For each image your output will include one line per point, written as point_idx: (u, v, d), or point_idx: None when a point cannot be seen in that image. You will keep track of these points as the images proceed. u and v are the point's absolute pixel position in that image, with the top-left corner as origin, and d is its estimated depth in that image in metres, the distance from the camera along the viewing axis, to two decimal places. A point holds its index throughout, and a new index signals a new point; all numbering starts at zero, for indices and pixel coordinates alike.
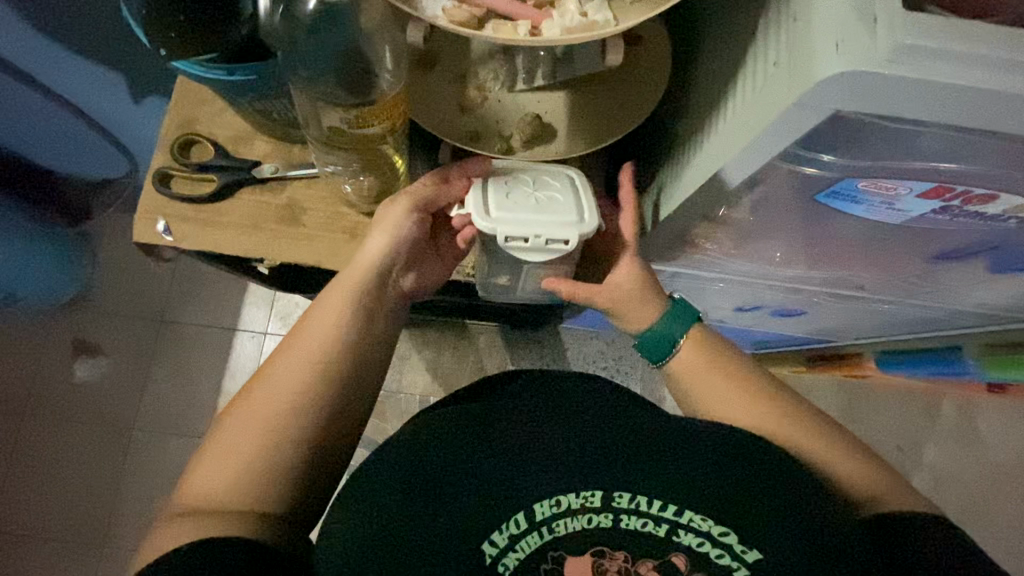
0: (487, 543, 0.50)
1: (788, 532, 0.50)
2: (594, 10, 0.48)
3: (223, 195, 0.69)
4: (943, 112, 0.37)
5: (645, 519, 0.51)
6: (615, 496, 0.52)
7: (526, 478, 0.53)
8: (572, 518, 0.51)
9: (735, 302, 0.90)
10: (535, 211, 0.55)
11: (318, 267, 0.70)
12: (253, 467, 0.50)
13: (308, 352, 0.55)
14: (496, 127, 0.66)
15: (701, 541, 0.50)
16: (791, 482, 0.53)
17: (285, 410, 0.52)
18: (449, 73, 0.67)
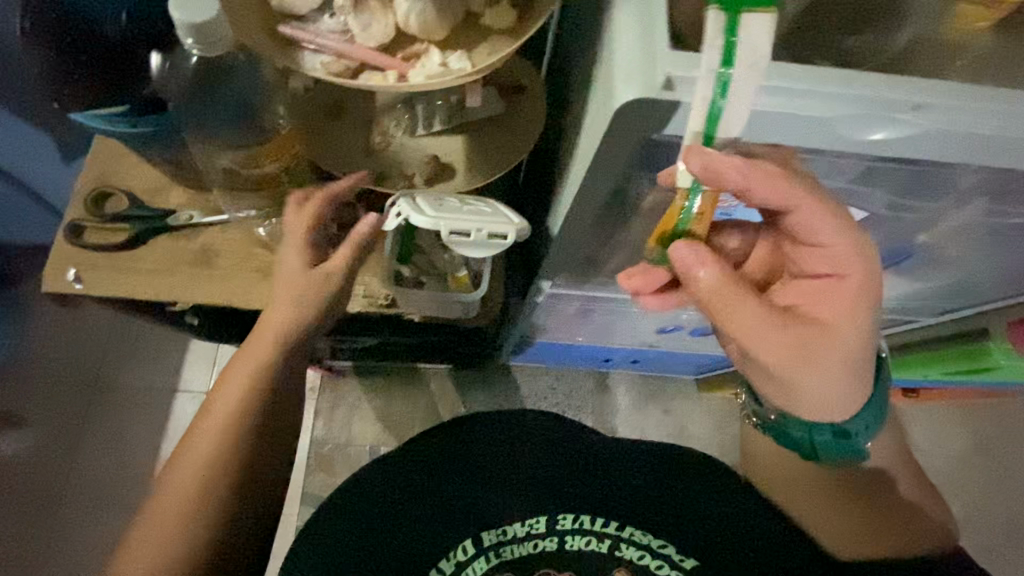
0: (439, 568, 0.61)
1: (706, 536, 0.63)
2: (451, 59, 0.54)
3: (136, 243, 0.75)
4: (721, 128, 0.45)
5: (589, 537, 0.63)
6: (557, 521, 0.63)
7: (480, 506, 0.65)
8: (518, 544, 0.62)
9: (658, 323, 1.18)
10: (471, 212, 0.62)
11: (232, 305, 0.76)
12: (191, 526, 0.56)
13: (229, 416, 0.60)
14: (400, 167, 0.77)
15: (642, 553, 0.62)
16: (712, 495, 0.66)
17: (205, 474, 0.58)
18: (357, 123, 0.78)
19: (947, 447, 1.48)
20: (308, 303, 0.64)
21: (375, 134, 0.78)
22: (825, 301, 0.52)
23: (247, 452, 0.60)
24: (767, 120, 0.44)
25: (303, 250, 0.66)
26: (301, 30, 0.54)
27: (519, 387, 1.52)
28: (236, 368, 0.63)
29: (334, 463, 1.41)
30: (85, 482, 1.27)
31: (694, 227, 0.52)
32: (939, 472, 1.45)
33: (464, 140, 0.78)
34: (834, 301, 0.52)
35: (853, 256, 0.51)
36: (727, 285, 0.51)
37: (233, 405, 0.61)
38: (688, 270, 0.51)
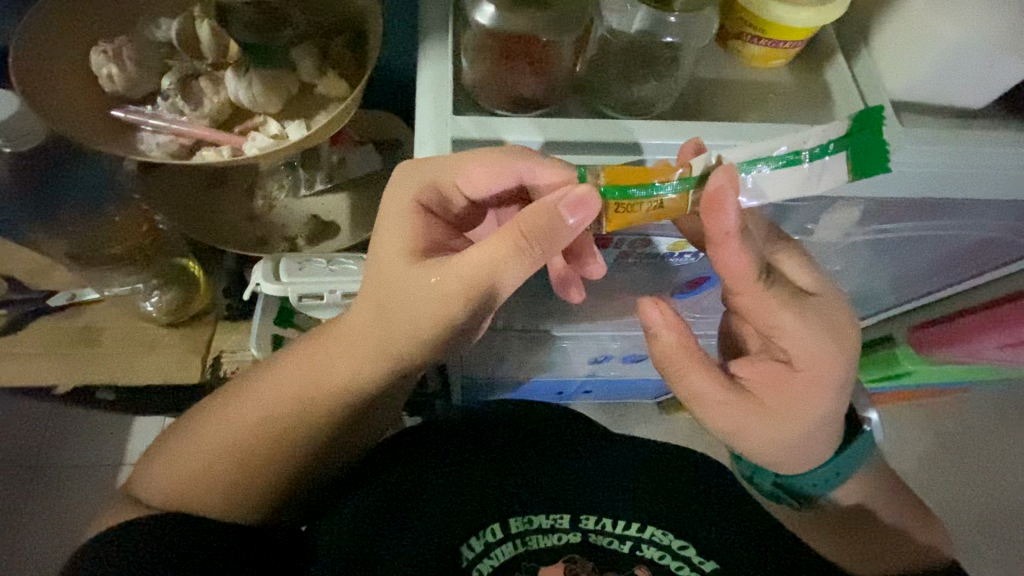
0: (465, 546, 0.56)
1: (730, 536, 0.59)
2: (284, 129, 0.56)
3: (17, 328, 0.74)
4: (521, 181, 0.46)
5: (612, 537, 0.58)
6: (582, 518, 0.59)
7: (515, 489, 0.60)
8: (543, 535, 0.57)
9: (589, 356, 1.08)
10: (329, 274, 0.66)
11: (115, 383, 0.74)
12: (213, 486, 0.53)
13: (274, 397, 0.54)
14: (281, 229, 0.77)
15: (663, 554, 0.57)
16: (741, 507, 0.62)
17: (264, 412, 0.53)
18: (238, 189, 0.79)
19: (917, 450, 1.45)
20: (394, 238, 0.51)
21: (258, 199, 0.78)
22: (776, 385, 0.57)
23: (321, 412, 0.54)
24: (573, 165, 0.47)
25: (488, 250, 0.47)
26: (136, 112, 0.55)
27: None
28: (330, 370, 0.53)
29: None
30: None
31: (644, 205, 0.43)
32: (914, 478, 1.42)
33: (346, 198, 0.79)
34: (780, 386, 0.57)
35: (815, 355, 0.54)
36: (682, 352, 0.56)
37: (284, 398, 0.53)
38: (652, 328, 0.57)
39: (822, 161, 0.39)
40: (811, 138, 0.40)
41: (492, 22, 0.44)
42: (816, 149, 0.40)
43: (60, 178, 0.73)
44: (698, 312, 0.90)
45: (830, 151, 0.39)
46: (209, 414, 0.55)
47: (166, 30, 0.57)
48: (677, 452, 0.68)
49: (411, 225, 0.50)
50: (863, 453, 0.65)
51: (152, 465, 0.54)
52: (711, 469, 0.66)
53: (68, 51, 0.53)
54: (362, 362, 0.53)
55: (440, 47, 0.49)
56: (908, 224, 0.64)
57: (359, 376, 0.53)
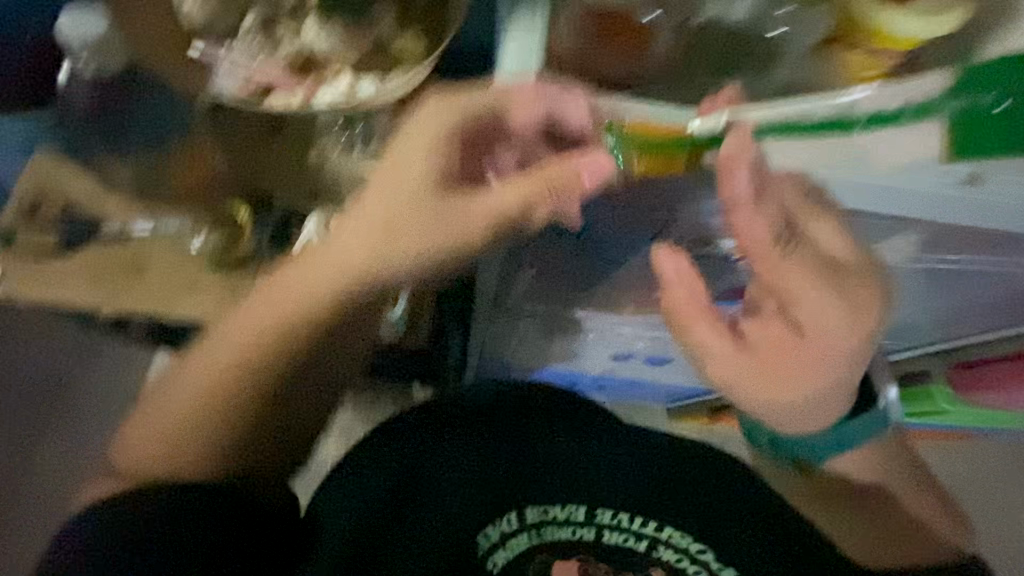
0: (481, 537, 0.67)
1: (735, 534, 0.70)
2: (358, 83, 0.55)
3: (68, 251, 0.76)
4: None
5: (626, 534, 0.67)
6: (598, 514, 0.69)
7: (528, 485, 0.72)
8: (560, 528, 0.67)
9: (612, 351, 1.07)
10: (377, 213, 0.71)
11: (156, 314, 0.76)
12: (194, 445, 0.58)
13: (253, 327, 0.56)
14: (333, 185, 0.77)
15: (680, 557, 0.66)
16: (737, 498, 0.74)
17: (246, 343, 0.56)
18: (293, 140, 0.79)
19: None
20: (397, 186, 0.51)
21: (311, 152, 0.78)
22: (780, 352, 0.61)
23: (308, 329, 0.56)
24: None
25: (514, 193, 0.52)
26: (212, 55, 0.55)
27: None
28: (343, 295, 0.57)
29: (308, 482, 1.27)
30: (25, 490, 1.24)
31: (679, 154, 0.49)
32: None
33: None
34: (800, 369, 0.60)
35: (827, 332, 0.58)
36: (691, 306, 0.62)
37: (264, 324, 0.56)
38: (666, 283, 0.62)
39: (924, 113, 0.44)
40: (914, 92, 0.44)
41: None
42: (917, 105, 0.44)
43: (130, 106, 0.76)
44: None
45: (930, 109, 0.44)
46: (198, 349, 0.59)
47: None
48: (684, 457, 0.78)
49: (427, 166, 0.51)
50: (868, 433, 0.69)
51: (152, 406, 0.59)
52: (708, 456, 0.79)
53: None
54: (344, 299, 0.55)
55: (528, 16, 0.47)
56: (971, 256, 0.62)
57: (288, 332, 0.56)
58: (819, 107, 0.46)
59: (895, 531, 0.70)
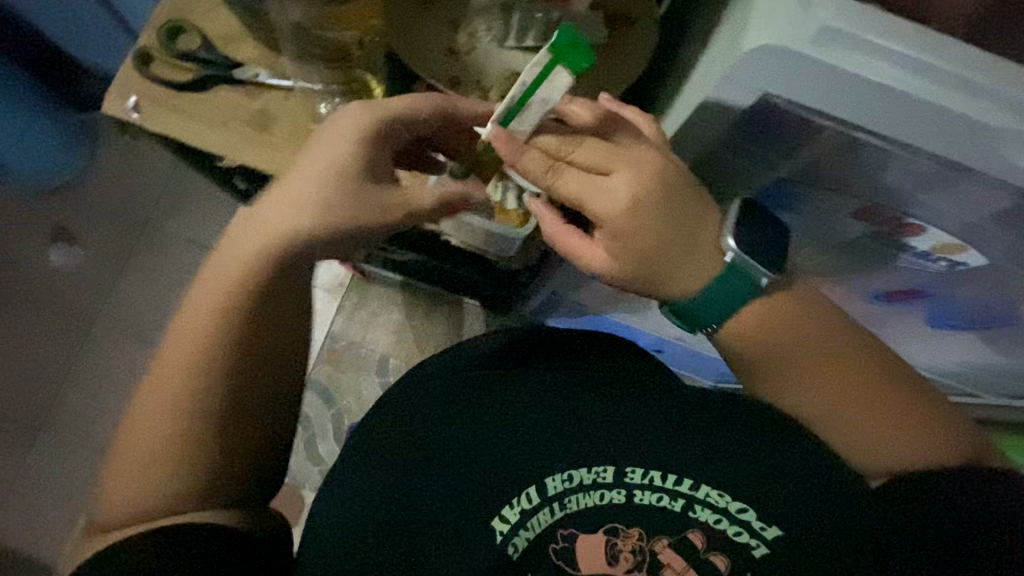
0: (500, 519, 0.52)
1: (795, 500, 0.52)
2: None
3: (198, 87, 0.73)
4: (842, 104, 0.39)
5: (659, 493, 0.53)
6: (626, 472, 0.54)
7: (524, 455, 0.56)
8: (585, 494, 0.53)
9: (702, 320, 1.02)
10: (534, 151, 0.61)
11: (274, 175, 0.73)
12: (159, 469, 0.54)
13: (194, 336, 0.55)
14: (478, 76, 0.70)
15: (719, 518, 0.51)
16: (812, 478, 0.53)
17: (202, 334, 0.56)
18: (445, 16, 0.71)
19: None
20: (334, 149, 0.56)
21: (462, 34, 0.71)
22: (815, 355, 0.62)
23: (245, 304, 0.56)
24: (918, 103, 0.38)
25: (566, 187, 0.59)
26: None
27: None
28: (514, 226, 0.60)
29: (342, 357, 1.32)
30: (118, 312, 1.38)
31: None
32: None
33: None
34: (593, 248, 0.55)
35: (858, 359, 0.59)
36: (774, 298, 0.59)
37: (201, 317, 0.56)
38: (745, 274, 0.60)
39: None
40: None
41: None
42: None
43: None
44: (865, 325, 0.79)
45: None
46: (138, 407, 0.56)
47: None
48: (726, 400, 0.59)
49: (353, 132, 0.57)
50: (730, 304, 0.55)
51: (114, 478, 0.55)
52: (768, 417, 0.56)
53: None
54: (264, 280, 0.56)
55: None
56: None
57: (218, 333, 0.56)
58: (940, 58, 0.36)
59: (828, 400, 0.58)
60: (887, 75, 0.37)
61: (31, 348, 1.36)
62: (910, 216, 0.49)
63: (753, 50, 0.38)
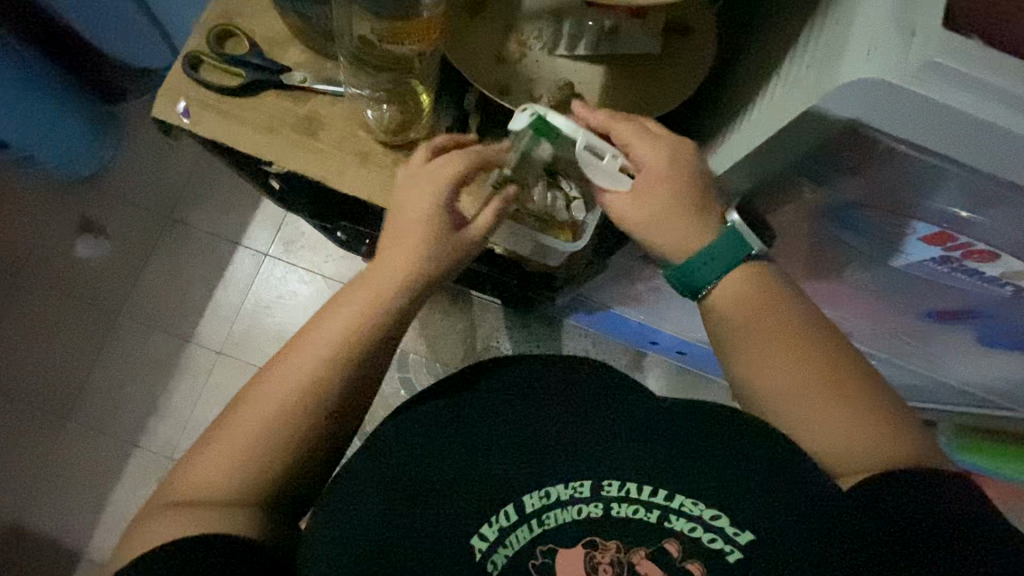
0: (477, 538, 0.48)
1: (765, 509, 0.48)
2: None
3: (247, 92, 0.73)
4: (942, 140, 0.37)
5: (636, 505, 0.49)
6: (603, 484, 0.50)
7: (499, 466, 0.51)
8: (562, 510, 0.49)
9: None
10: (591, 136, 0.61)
11: (321, 181, 0.73)
12: (256, 461, 0.53)
13: (329, 346, 0.57)
14: (528, 84, 0.69)
15: (693, 526, 0.48)
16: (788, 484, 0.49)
17: (330, 350, 0.56)
18: (496, 24, 0.70)
19: None
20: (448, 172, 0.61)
21: (512, 41, 0.70)
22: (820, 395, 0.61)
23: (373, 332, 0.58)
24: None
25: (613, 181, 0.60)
26: None
27: (554, 341, 1.34)
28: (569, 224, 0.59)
29: None
30: (145, 307, 1.35)
31: None
32: None
33: (603, 74, 0.69)
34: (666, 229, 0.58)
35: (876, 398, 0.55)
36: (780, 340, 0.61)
37: (338, 334, 0.57)
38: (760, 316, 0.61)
39: None
40: None
41: None
42: None
43: None
44: (906, 339, 0.80)
45: None
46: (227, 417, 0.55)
47: None
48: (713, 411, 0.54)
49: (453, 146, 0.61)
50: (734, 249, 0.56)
51: (188, 466, 0.54)
52: (735, 426, 0.52)
53: None
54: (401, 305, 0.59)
55: None
56: None
57: (343, 360, 0.57)
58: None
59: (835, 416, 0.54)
60: (998, 113, 0.34)
61: (48, 337, 1.32)
62: (984, 243, 0.47)
63: (853, 80, 0.35)
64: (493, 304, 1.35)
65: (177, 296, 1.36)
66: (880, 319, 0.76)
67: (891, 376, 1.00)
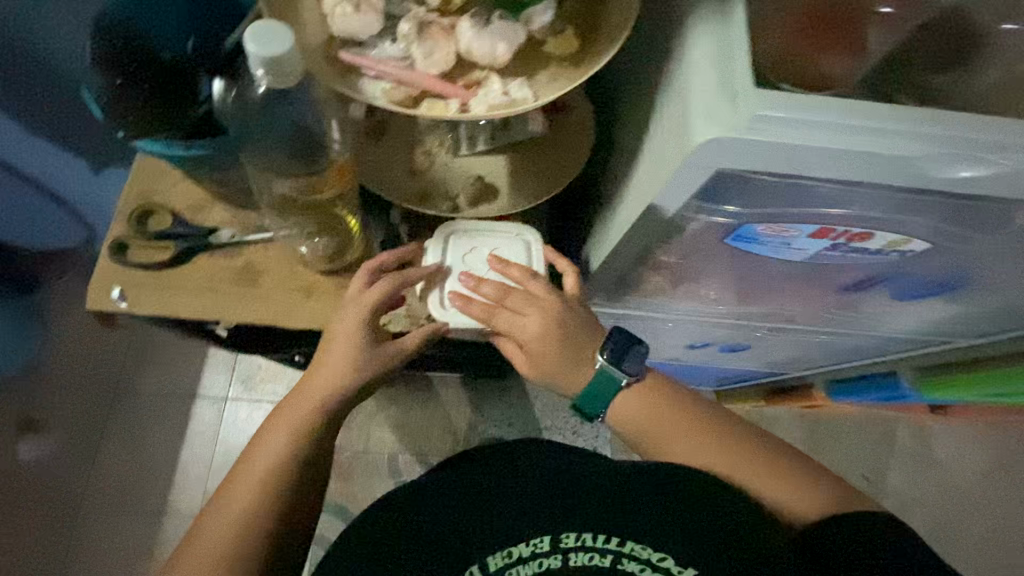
0: None
1: (708, 539, 0.49)
2: (514, 89, 0.54)
3: (181, 261, 0.75)
4: (793, 168, 0.44)
5: (593, 553, 0.48)
6: (563, 537, 0.49)
7: (462, 536, 0.51)
8: (523, 566, 0.48)
9: (690, 339, 1.09)
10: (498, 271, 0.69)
11: (272, 325, 0.75)
12: None
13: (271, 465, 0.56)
14: (444, 187, 0.76)
15: (643, 568, 0.48)
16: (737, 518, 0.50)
17: (273, 466, 0.56)
18: (399, 142, 0.77)
19: (968, 464, 1.53)
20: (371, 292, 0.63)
21: (418, 154, 0.76)
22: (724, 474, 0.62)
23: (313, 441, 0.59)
24: (862, 153, 0.42)
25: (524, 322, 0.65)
26: (362, 56, 0.54)
27: (534, 401, 1.35)
28: (522, 318, 0.63)
29: (352, 471, 1.27)
30: (109, 495, 1.25)
31: None
32: (964, 488, 1.50)
33: (507, 161, 0.76)
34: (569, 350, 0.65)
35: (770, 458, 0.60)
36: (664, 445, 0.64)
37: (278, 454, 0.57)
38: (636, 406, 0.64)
39: None
40: None
41: None
42: None
43: (274, 110, 0.57)
44: (839, 310, 0.88)
45: None
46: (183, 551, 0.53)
47: None
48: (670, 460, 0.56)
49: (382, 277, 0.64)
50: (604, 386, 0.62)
51: None
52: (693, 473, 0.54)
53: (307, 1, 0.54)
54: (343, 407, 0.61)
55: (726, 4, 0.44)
56: None
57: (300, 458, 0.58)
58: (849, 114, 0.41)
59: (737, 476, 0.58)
60: (826, 139, 0.41)
61: None
62: (857, 226, 0.55)
63: (708, 141, 0.42)
64: (468, 383, 1.36)
65: (142, 473, 1.27)
66: (807, 301, 0.84)
67: (842, 344, 1.07)
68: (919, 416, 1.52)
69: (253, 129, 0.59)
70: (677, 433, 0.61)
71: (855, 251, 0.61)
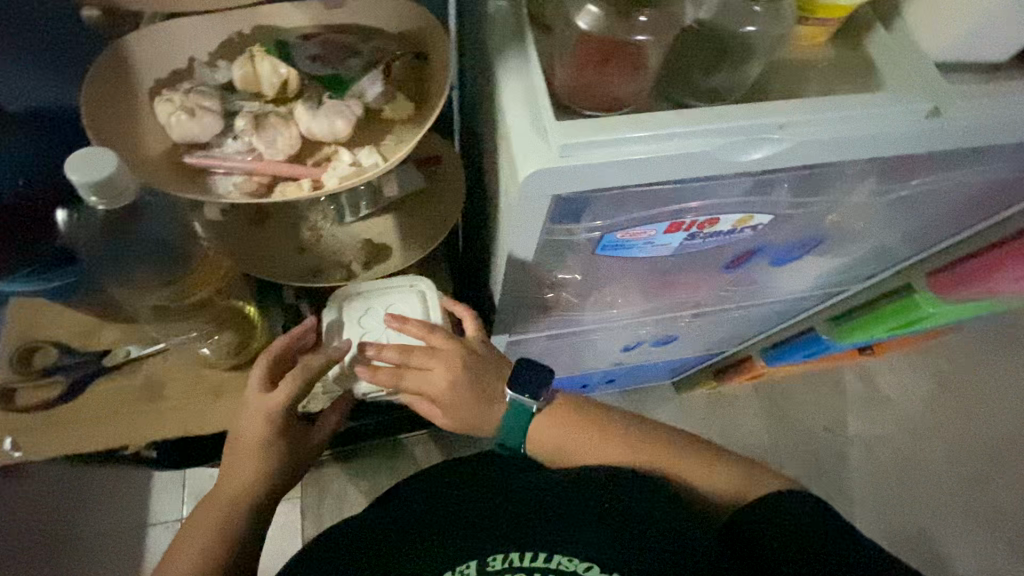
0: None
1: (632, 542, 0.50)
2: (363, 158, 0.56)
3: (75, 393, 0.72)
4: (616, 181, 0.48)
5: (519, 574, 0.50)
6: (490, 560, 0.51)
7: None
8: None
9: (623, 341, 1.12)
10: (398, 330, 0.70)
11: (187, 435, 0.73)
12: None
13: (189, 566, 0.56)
14: (336, 257, 0.76)
15: None
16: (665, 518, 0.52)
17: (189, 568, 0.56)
18: (282, 223, 0.76)
19: (913, 392, 1.63)
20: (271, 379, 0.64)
21: (305, 230, 0.76)
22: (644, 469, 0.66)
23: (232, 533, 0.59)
24: (668, 155, 0.47)
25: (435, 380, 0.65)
26: (208, 157, 0.55)
27: None
28: (428, 372, 0.65)
29: None
30: None
31: None
32: (915, 416, 1.60)
33: (393, 219, 0.77)
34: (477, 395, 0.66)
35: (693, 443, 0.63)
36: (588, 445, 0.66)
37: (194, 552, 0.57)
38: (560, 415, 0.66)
39: None
40: None
41: (593, 24, 0.45)
42: None
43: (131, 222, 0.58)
44: (739, 285, 0.94)
45: None
46: None
47: (225, 72, 0.56)
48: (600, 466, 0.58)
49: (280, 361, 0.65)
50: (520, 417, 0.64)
51: None
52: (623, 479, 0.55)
53: (141, 115, 0.55)
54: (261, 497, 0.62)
55: (523, 61, 0.49)
56: (933, 176, 0.69)
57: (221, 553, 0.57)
58: (637, 132, 0.46)
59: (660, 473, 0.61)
60: (631, 151, 0.46)
61: None
62: (703, 215, 0.60)
63: (530, 173, 0.45)
64: (432, 438, 1.32)
65: None
66: (706, 284, 0.89)
67: (757, 314, 1.14)
68: (859, 360, 1.61)
69: (114, 249, 0.60)
70: (601, 444, 0.63)
71: (717, 235, 0.66)
